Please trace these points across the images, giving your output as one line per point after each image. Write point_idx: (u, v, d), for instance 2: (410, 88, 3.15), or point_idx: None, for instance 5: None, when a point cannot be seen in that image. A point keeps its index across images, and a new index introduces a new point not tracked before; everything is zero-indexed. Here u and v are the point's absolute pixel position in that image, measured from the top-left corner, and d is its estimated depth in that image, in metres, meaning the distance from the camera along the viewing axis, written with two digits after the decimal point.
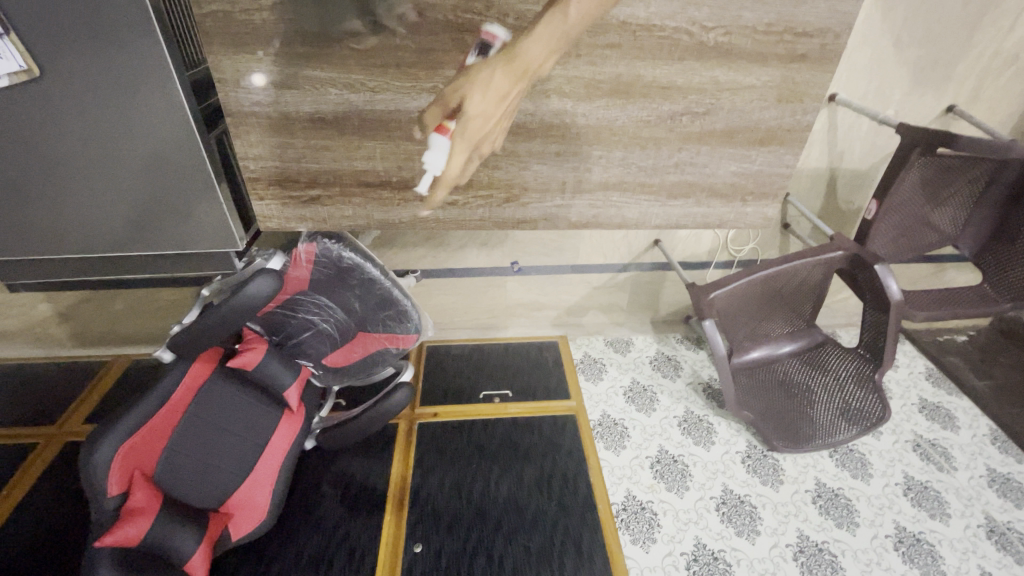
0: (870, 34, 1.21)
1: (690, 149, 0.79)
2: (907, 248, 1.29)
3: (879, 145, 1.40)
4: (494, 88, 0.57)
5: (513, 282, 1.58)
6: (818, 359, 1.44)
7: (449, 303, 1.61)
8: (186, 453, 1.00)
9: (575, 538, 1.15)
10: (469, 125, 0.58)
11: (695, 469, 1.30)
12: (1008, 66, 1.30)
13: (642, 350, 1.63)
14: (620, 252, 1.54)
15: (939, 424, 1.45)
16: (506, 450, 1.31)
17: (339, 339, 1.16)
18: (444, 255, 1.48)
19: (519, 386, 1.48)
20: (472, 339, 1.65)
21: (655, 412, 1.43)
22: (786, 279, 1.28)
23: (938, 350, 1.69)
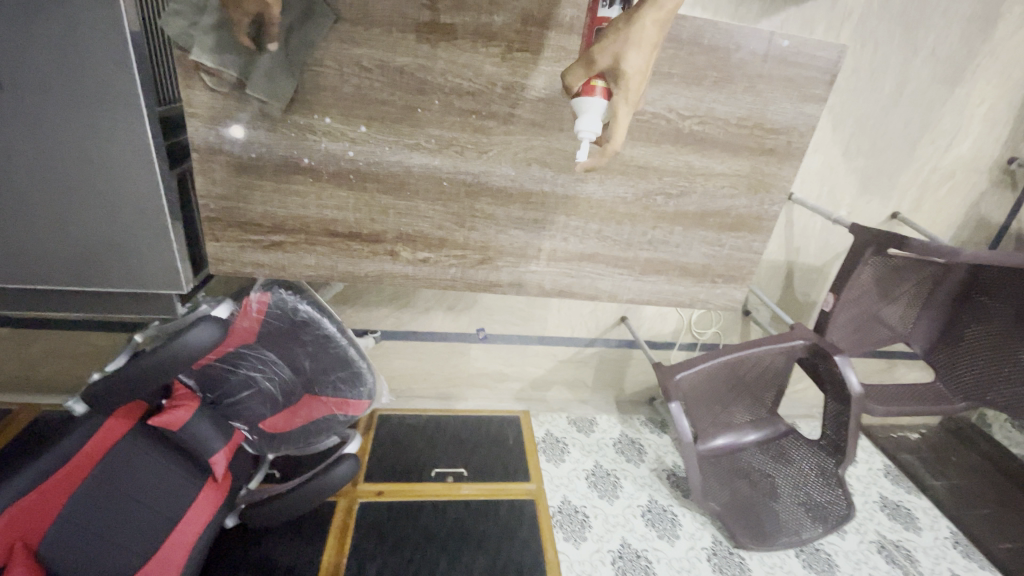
0: (821, 143, 1.32)
1: (664, 228, 0.80)
2: (865, 341, 1.33)
3: (832, 244, 1.49)
4: (645, 41, 0.57)
5: (477, 350, 1.53)
6: (781, 450, 1.41)
7: (408, 369, 1.53)
8: (85, 524, 0.84)
9: None
10: (633, 83, 0.59)
11: (660, 566, 1.21)
12: (941, 183, 1.44)
13: (606, 431, 1.57)
14: (588, 326, 1.53)
15: (901, 524, 1.43)
16: (456, 537, 1.18)
17: (283, 401, 1.07)
18: (408, 318, 1.43)
19: (474, 464, 1.37)
20: (429, 409, 1.55)
21: (619, 499, 1.35)
22: (747, 366, 1.29)
23: (894, 447, 1.70)
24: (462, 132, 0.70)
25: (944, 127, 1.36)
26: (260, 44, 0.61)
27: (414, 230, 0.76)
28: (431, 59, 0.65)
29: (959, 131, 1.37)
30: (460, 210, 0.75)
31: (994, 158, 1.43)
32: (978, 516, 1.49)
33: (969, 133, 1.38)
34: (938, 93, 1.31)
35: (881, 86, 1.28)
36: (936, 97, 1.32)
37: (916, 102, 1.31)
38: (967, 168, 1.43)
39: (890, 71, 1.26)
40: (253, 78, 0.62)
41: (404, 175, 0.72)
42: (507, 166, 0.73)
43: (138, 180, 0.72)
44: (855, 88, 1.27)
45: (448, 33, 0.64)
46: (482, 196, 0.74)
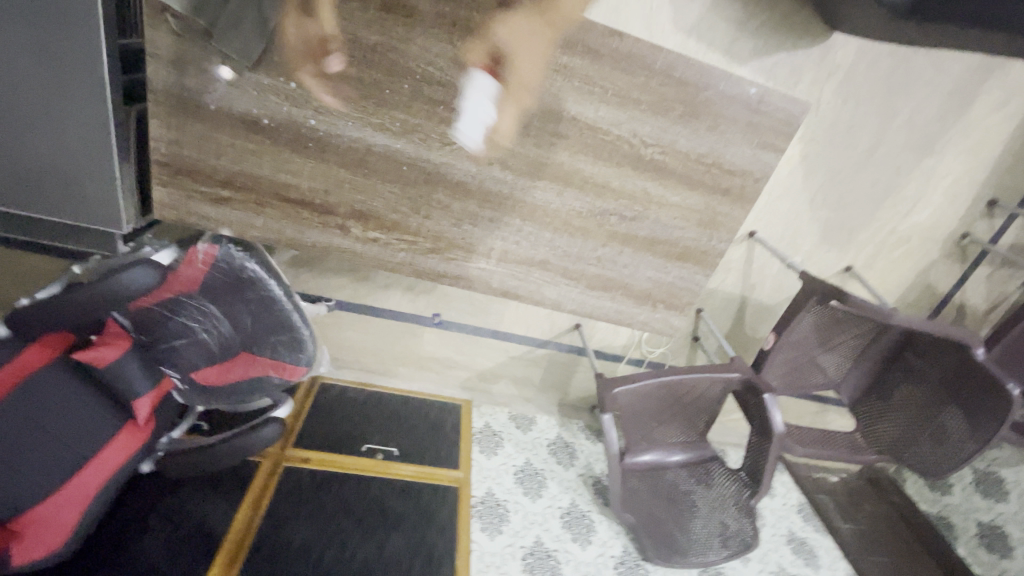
0: (790, 189, 1.37)
1: (613, 247, 0.83)
2: (800, 383, 1.39)
3: (783, 286, 1.55)
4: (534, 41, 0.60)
5: (429, 334, 1.54)
6: (703, 474, 1.46)
7: (358, 342, 1.53)
8: None
9: None
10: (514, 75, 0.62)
11: (567, 568, 1.26)
12: (896, 246, 1.51)
13: (543, 431, 1.60)
14: (542, 328, 1.57)
15: (802, 560, 1.50)
16: (372, 514, 1.20)
17: (219, 355, 1.05)
18: (366, 291, 1.43)
19: (406, 445, 1.39)
20: (375, 385, 1.56)
21: (541, 498, 1.39)
22: (686, 389, 1.33)
23: (812, 487, 1.79)
24: (427, 120, 0.70)
25: (908, 193, 1.42)
26: (249, 10, 0.61)
27: (368, 208, 0.76)
28: (405, 42, 0.65)
29: (920, 199, 1.43)
30: (417, 196, 0.75)
31: (948, 232, 1.50)
32: (874, 562, 1.58)
33: (929, 203, 1.44)
34: (908, 160, 1.37)
35: (855, 144, 1.32)
36: (905, 164, 1.37)
37: (885, 165, 1.37)
38: (921, 236, 1.50)
39: (865, 131, 1.31)
40: (232, 37, 0.63)
41: (364, 153, 0.72)
42: (469, 161, 0.73)
43: (90, 107, 0.70)
44: (830, 142, 1.31)
45: (426, 21, 0.65)
46: (440, 187, 0.75)
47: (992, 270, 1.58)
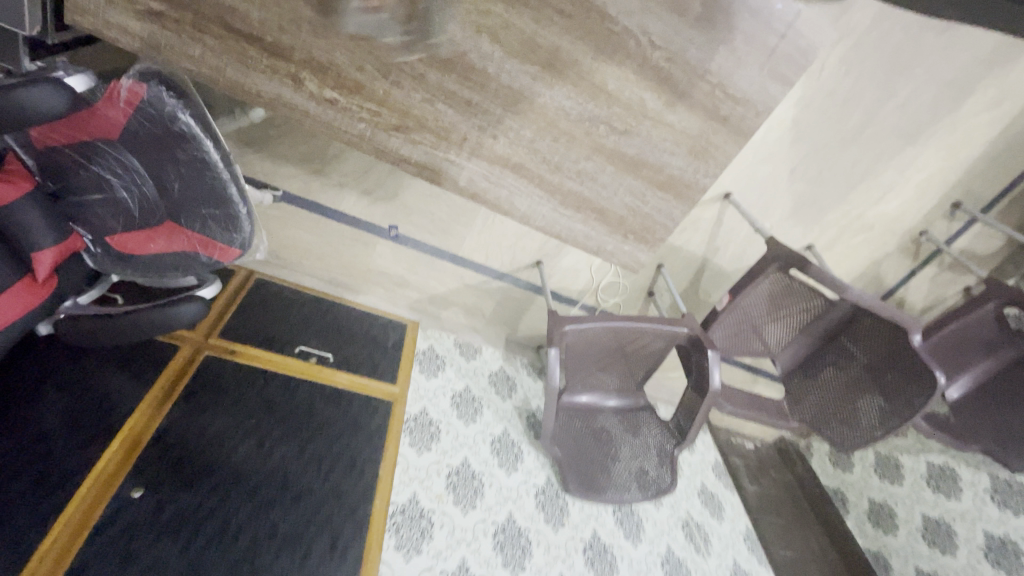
0: (775, 154, 1.34)
1: (597, 162, 0.77)
2: (740, 347, 1.44)
3: (744, 253, 1.57)
4: None
5: (384, 246, 1.45)
6: (633, 422, 1.49)
7: (304, 242, 1.43)
8: None
9: (333, 527, 1.01)
10: None
11: (489, 490, 1.27)
12: (858, 232, 1.53)
13: (486, 362, 1.58)
14: (502, 259, 1.52)
15: (709, 512, 1.56)
16: (298, 415, 1.14)
17: (139, 221, 0.93)
18: (322, 187, 1.33)
19: (343, 354, 1.34)
20: (314, 290, 1.48)
21: (475, 423, 1.38)
22: (634, 337, 1.33)
23: (729, 450, 1.89)
24: None
25: (882, 181, 1.42)
26: None
27: (328, 60, 0.65)
28: None
29: (892, 189, 1.44)
30: (388, 56, 0.65)
31: (909, 226, 1.53)
32: (770, 521, 1.71)
33: (899, 195, 1.46)
34: (891, 146, 1.36)
35: (847, 119, 1.30)
36: (887, 149, 1.36)
37: (870, 147, 1.35)
38: (884, 226, 1.52)
39: (860, 107, 1.28)
40: None
41: None
42: (455, 25, 0.64)
43: None
44: (825, 112, 1.28)
45: None
46: (418, 50, 0.65)
47: (938, 271, 1.64)
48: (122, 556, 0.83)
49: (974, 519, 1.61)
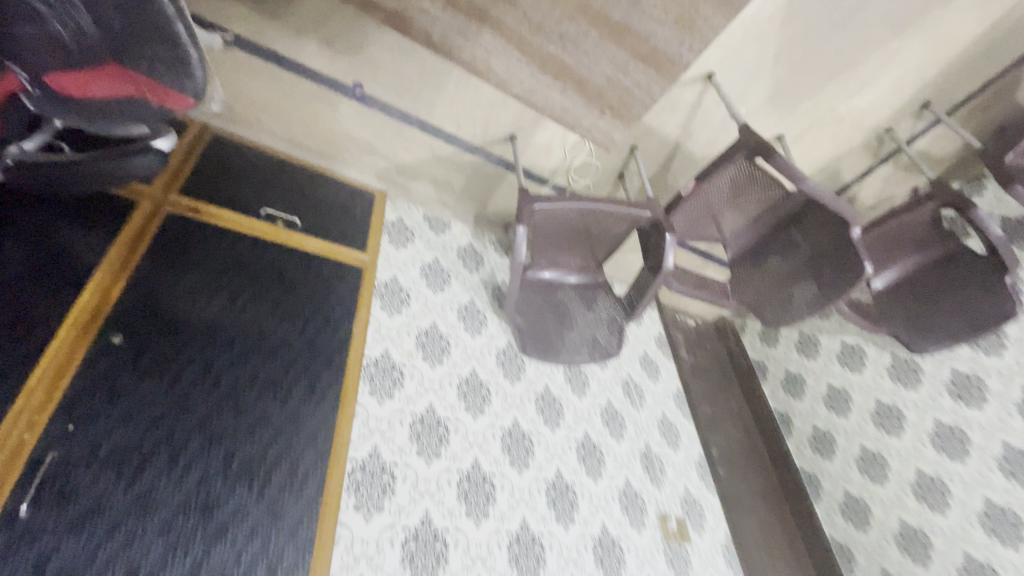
0: (764, 33, 1.29)
1: (580, 25, 0.74)
2: (697, 233, 1.52)
3: (717, 140, 1.58)
4: None
5: (349, 108, 1.37)
6: (590, 297, 1.60)
7: (261, 96, 1.33)
8: None
9: (310, 374, 1.10)
10: None
11: (455, 349, 1.38)
12: (829, 125, 1.54)
13: (455, 236, 1.61)
14: (475, 130, 1.47)
15: (647, 374, 1.77)
16: (268, 274, 1.17)
17: (78, 59, 0.82)
18: (278, 33, 1.20)
19: (311, 219, 1.33)
20: (276, 151, 1.42)
21: (443, 291, 1.46)
22: (600, 218, 1.37)
23: (674, 326, 2.09)
24: None
25: (862, 72, 1.41)
26: None
27: None
28: None
29: (870, 82, 1.44)
30: None
31: (877, 122, 1.55)
32: (699, 386, 1.96)
33: (875, 89, 1.46)
34: (878, 35, 1.32)
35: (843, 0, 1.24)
36: (874, 38, 1.33)
37: (858, 34, 1.31)
38: (854, 121, 1.54)
39: None
40: None
41: None
42: None
43: None
44: None
45: None
46: None
47: (894, 171, 1.70)
48: (110, 390, 0.89)
49: (870, 390, 1.78)
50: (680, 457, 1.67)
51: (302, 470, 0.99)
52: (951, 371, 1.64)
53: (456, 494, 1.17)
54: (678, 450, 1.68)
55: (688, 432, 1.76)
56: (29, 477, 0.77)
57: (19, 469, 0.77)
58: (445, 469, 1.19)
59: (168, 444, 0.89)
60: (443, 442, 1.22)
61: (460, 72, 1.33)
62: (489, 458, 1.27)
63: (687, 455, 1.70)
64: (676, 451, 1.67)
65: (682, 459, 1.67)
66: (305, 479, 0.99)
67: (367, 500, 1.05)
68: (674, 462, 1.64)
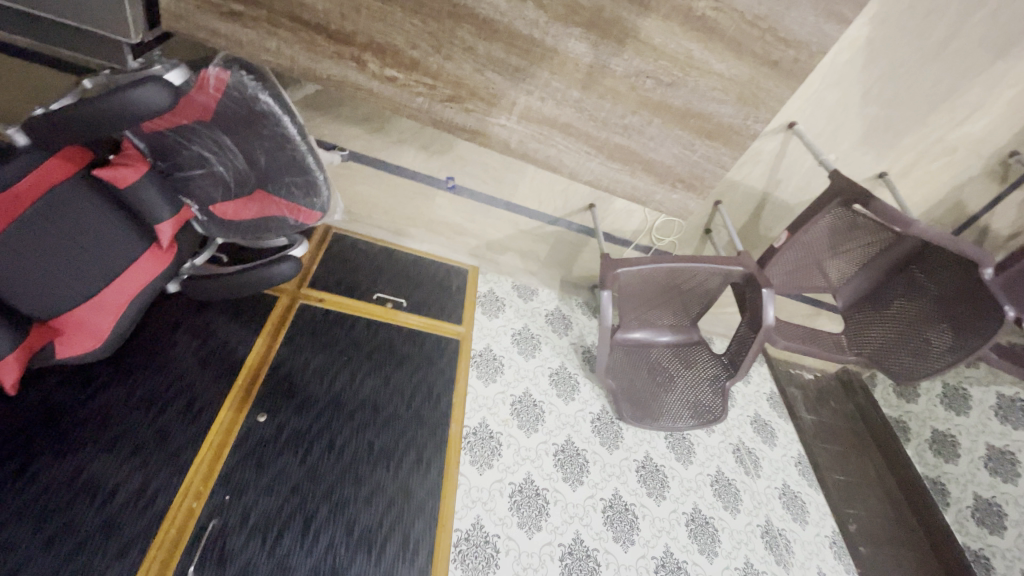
0: (844, 77, 1.26)
1: (643, 115, 0.80)
2: (797, 283, 1.45)
3: (808, 186, 1.52)
4: None
5: (443, 198, 1.55)
6: (686, 355, 1.57)
7: (370, 197, 1.54)
8: (33, 256, 0.83)
9: (417, 445, 1.19)
10: None
11: (549, 416, 1.41)
12: (940, 156, 1.42)
13: (543, 302, 1.68)
14: (556, 204, 1.57)
15: (761, 438, 1.64)
16: (381, 353, 1.31)
17: (235, 191, 1.04)
18: (383, 146, 1.42)
19: (414, 299, 1.48)
20: (382, 241, 1.62)
21: (535, 358, 1.51)
22: (686, 276, 1.36)
23: (786, 382, 1.92)
24: None
25: (969, 99, 1.29)
26: None
27: (387, 42, 0.73)
28: None
29: (981, 107, 1.31)
30: (439, 32, 0.72)
31: (1000, 146, 1.40)
32: (825, 449, 1.76)
33: (990, 112, 1.32)
34: (981, 60, 1.23)
35: (930, 33, 1.18)
36: (976, 64, 1.23)
37: (956, 62, 1.23)
38: (971, 148, 1.40)
39: (947, 18, 1.16)
40: None
41: None
42: None
43: None
44: (904, 26, 1.17)
45: None
46: (466, 23, 0.71)
47: None
48: (256, 463, 1.03)
49: None
50: (809, 534, 1.49)
51: (413, 540, 1.06)
52: None
53: (560, 569, 1.16)
54: (806, 525, 1.50)
55: (817, 504, 1.57)
56: (194, 542, 0.91)
57: (187, 535, 0.91)
58: (547, 542, 1.19)
59: (301, 512, 1.01)
60: (543, 514, 1.23)
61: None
62: (592, 531, 1.25)
63: (817, 531, 1.51)
64: (804, 526, 1.50)
65: (812, 536, 1.49)
66: (416, 548, 1.05)
67: (473, 573, 1.09)
68: (803, 539, 1.47)
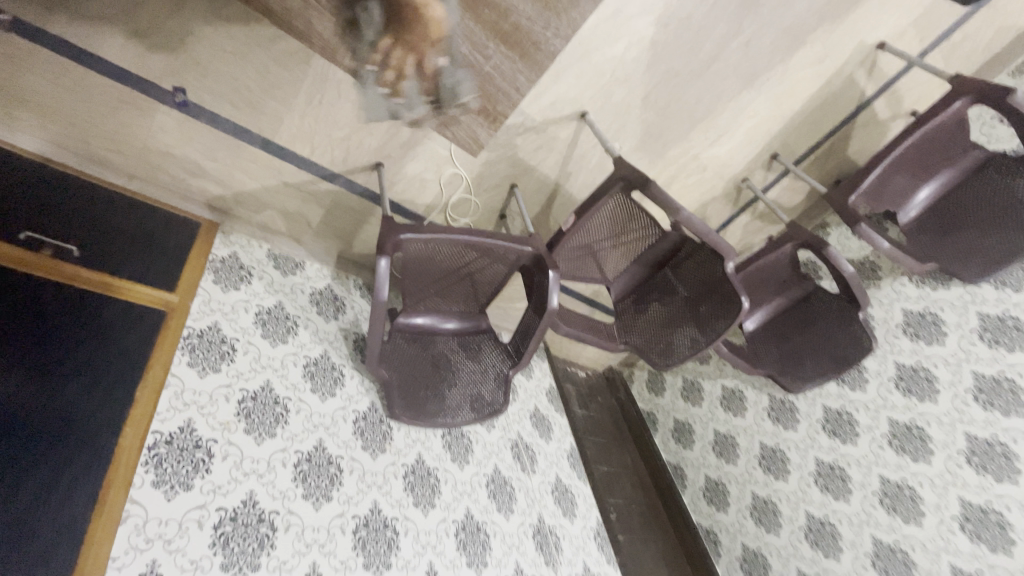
0: (631, 74, 1.30)
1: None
2: (577, 272, 1.45)
3: (595, 182, 1.56)
4: None
5: (166, 116, 1.11)
6: (473, 345, 1.39)
7: (36, 94, 1.02)
8: None
9: (53, 459, 0.78)
10: None
11: (295, 417, 1.10)
12: (695, 171, 1.60)
13: (310, 278, 1.35)
14: (333, 156, 1.27)
15: (539, 433, 1.59)
16: (7, 318, 0.82)
17: None
18: (53, 9, 0.92)
19: (96, 247, 1.01)
20: (63, 167, 1.11)
21: (285, 344, 1.18)
22: (478, 254, 1.22)
23: (563, 379, 1.97)
24: None
25: (720, 123, 1.48)
26: None
27: None
28: None
29: (727, 131, 1.51)
30: None
31: (736, 172, 1.64)
32: (592, 441, 1.84)
33: (732, 139, 1.54)
34: (731, 87, 1.40)
35: (700, 49, 1.29)
36: (727, 90, 1.40)
37: (713, 84, 1.38)
38: (717, 168, 1.62)
39: (712, 40, 1.28)
40: None
41: None
42: None
43: None
44: (682, 36, 1.25)
45: None
46: None
47: (751, 219, 1.82)
48: None
49: (754, 433, 1.73)
50: (576, 528, 1.48)
51: None
52: (823, 409, 1.59)
53: None
54: (573, 519, 1.49)
55: (585, 497, 1.58)
56: None
57: None
58: None
59: None
60: (265, 547, 0.94)
61: (310, 83, 1.12)
62: (334, 561, 1.00)
63: (583, 524, 1.51)
64: (571, 520, 1.48)
65: (578, 530, 1.48)
66: None
67: None
68: (570, 534, 1.45)
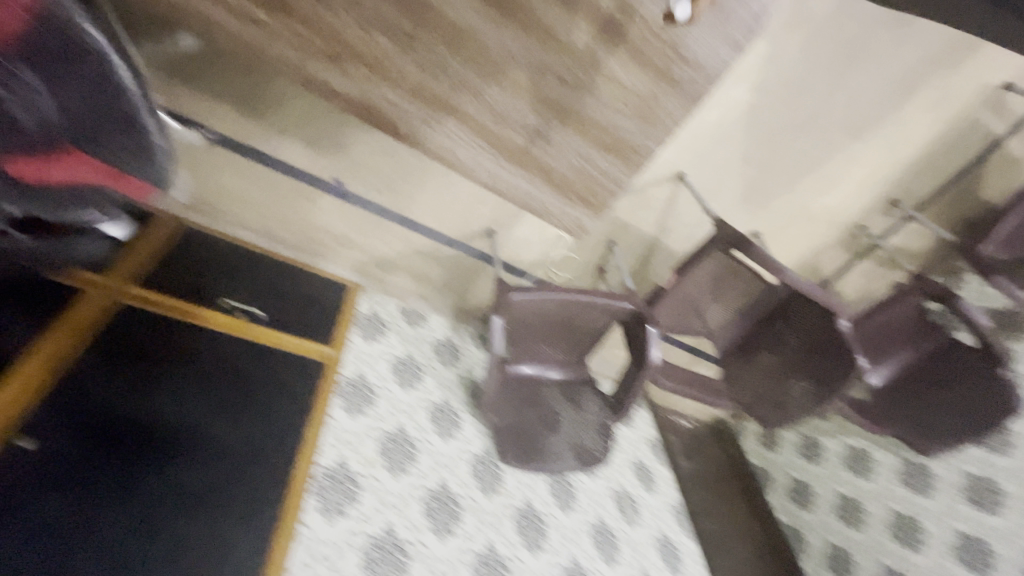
0: (728, 136, 1.35)
1: (541, 113, 0.83)
2: (680, 327, 1.47)
3: (693, 236, 1.59)
4: None
5: (327, 202, 1.38)
6: (574, 394, 1.49)
7: (242, 192, 1.34)
8: None
9: (249, 484, 0.96)
10: None
11: (422, 456, 1.26)
12: (801, 220, 1.58)
13: (433, 330, 1.55)
14: (454, 226, 1.47)
15: (641, 484, 1.60)
16: (218, 373, 1.07)
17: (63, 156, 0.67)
18: (255, 133, 1.22)
19: (276, 312, 1.28)
20: (254, 247, 1.42)
21: (414, 390, 1.36)
22: (580, 310, 1.32)
23: (665, 427, 1.96)
24: None
25: (827, 173, 1.46)
26: None
27: None
28: None
29: (835, 181, 1.48)
30: None
31: (849, 219, 1.58)
32: (698, 495, 1.79)
33: (842, 188, 1.50)
34: (838, 140, 1.38)
35: (799, 108, 1.31)
36: (833, 142, 1.39)
37: (817, 139, 1.38)
38: (826, 216, 1.57)
39: (813, 98, 1.29)
40: None
41: None
42: None
43: None
44: (780, 98, 1.28)
45: None
46: None
47: (870, 265, 1.71)
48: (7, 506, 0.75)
49: (882, 497, 1.59)
50: None
51: None
52: (964, 475, 1.44)
53: None
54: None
55: (691, 553, 1.56)
56: None
57: None
58: None
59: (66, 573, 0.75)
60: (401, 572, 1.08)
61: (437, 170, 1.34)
62: None
63: None
64: None
65: None
66: None
67: None
68: None
